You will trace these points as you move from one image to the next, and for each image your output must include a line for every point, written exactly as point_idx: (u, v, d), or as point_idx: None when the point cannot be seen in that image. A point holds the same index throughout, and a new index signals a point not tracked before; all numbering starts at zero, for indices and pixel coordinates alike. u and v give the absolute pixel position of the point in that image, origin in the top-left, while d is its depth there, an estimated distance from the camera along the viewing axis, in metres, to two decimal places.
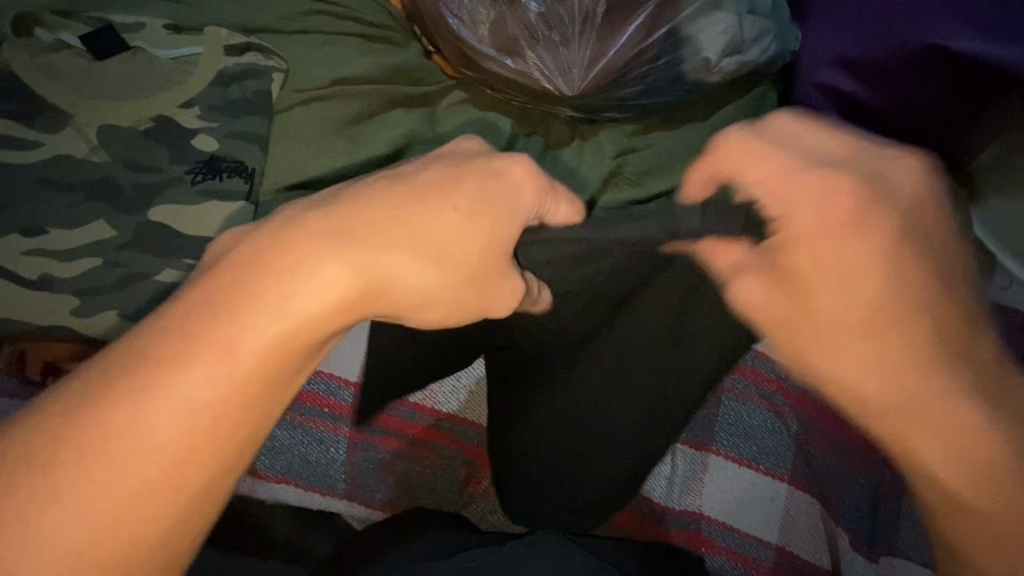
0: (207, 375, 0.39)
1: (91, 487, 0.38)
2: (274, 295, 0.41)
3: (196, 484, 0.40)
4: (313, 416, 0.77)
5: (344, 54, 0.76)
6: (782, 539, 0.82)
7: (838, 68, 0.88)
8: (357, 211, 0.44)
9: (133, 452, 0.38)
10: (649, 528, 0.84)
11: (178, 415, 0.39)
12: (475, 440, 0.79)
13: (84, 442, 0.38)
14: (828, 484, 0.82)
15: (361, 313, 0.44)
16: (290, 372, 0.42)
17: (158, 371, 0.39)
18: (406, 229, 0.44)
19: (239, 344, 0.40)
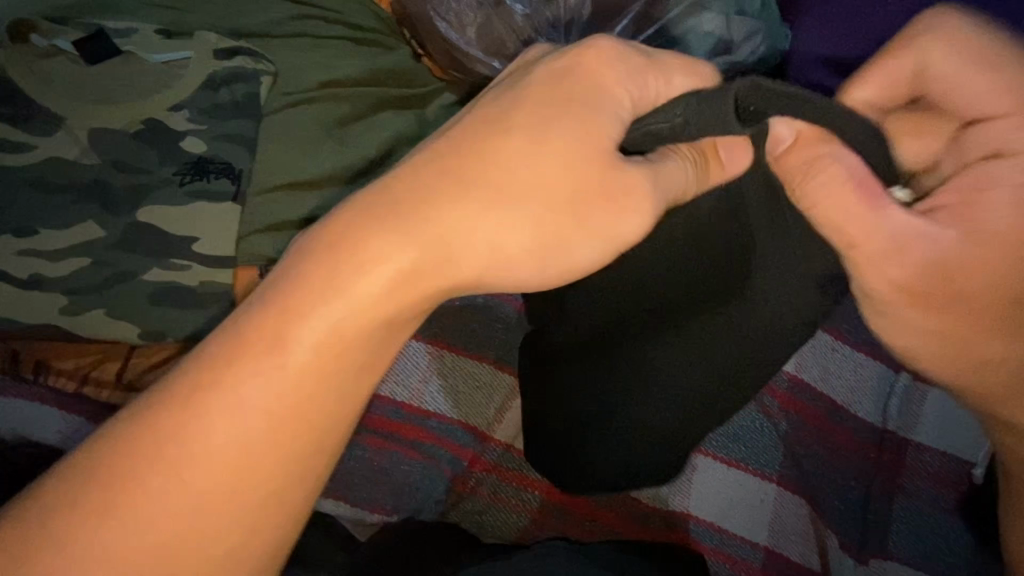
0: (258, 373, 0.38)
1: (159, 492, 0.38)
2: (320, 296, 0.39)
3: (272, 468, 0.39)
4: None
5: (334, 57, 0.77)
6: (772, 540, 0.82)
7: (830, 67, 0.87)
8: (432, 183, 0.40)
9: (194, 468, 0.38)
10: (638, 530, 0.83)
11: (245, 414, 0.39)
12: (461, 439, 0.80)
13: (147, 441, 0.38)
14: (811, 480, 0.83)
15: (423, 292, 0.41)
16: (349, 364, 0.40)
17: (222, 371, 0.38)
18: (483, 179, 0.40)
19: (298, 339, 0.39)
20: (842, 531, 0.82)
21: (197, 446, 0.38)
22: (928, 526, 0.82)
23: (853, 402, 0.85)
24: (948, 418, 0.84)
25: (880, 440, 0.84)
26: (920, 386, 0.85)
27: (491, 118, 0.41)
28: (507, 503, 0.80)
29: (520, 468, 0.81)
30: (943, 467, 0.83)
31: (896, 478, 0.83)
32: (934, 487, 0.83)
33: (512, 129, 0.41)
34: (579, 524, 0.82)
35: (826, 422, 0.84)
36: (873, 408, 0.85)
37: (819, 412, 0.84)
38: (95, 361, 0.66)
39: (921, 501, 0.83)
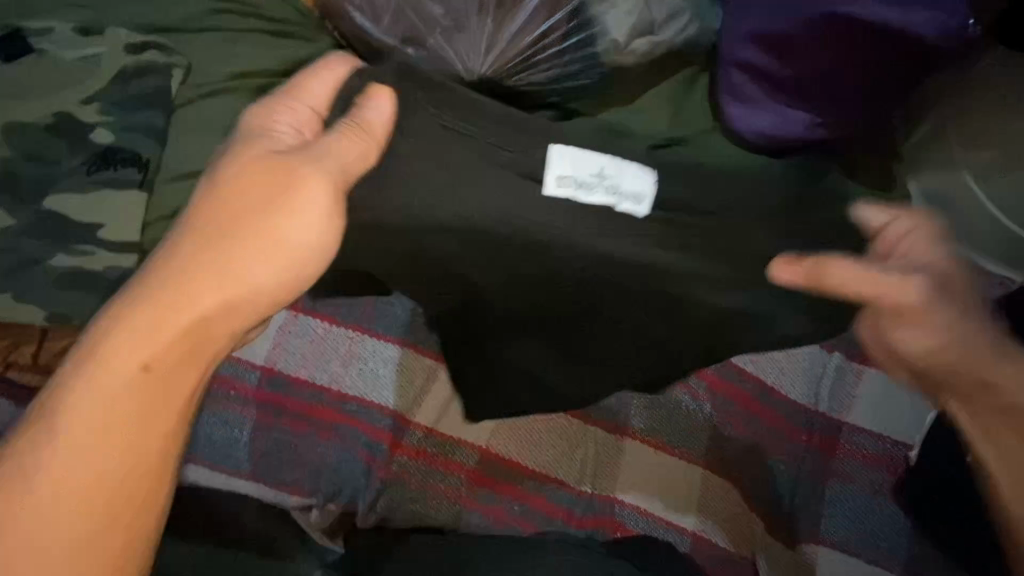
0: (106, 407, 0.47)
1: (55, 487, 0.46)
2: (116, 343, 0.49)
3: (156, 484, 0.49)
4: (220, 399, 0.79)
5: (246, 48, 0.79)
6: (698, 525, 0.80)
7: (755, 43, 0.83)
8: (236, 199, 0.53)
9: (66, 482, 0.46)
10: (564, 515, 0.81)
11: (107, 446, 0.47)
12: (381, 422, 0.80)
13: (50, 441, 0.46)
14: (740, 463, 0.82)
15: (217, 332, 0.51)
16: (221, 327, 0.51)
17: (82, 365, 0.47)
18: (260, 184, 0.54)
19: (108, 382, 0.47)
20: (773, 516, 0.81)
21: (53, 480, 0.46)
22: (863, 509, 0.80)
23: (784, 384, 0.83)
24: (886, 397, 0.82)
25: (810, 423, 0.82)
26: (854, 366, 0.82)
27: (218, 197, 0.53)
28: (430, 488, 0.80)
29: (442, 451, 0.81)
30: (876, 448, 0.81)
31: (829, 459, 0.82)
32: (868, 468, 0.81)
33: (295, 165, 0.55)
34: (504, 509, 0.81)
35: (753, 403, 0.83)
36: (804, 390, 0.83)
37: (746, 392, 0.83)
38: (10, 345, 0.69)
39: (854, 482, 0.81)
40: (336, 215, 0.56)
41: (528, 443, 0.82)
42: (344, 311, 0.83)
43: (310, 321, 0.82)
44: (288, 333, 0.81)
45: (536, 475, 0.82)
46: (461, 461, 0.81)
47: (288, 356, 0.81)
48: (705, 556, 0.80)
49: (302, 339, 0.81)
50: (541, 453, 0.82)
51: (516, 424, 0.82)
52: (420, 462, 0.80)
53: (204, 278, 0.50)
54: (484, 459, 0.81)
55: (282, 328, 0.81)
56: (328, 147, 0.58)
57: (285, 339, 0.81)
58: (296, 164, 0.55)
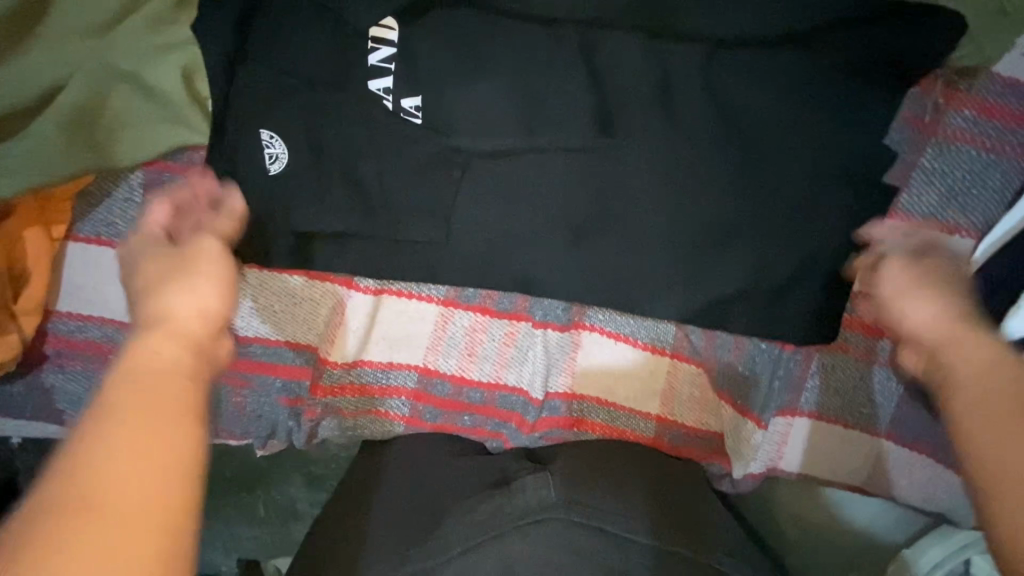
0: (222, 299, 0.47)
1: (119, 437, 0.35)
2: (173, 286, 0.46)
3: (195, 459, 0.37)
4: (97, 364, 0.66)
5: None
6: (663, 411, 0.78)
7: None
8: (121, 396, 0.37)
9: (100, 500, 0.33)
10: (519, 419, 0.77)
11: (146, 438, 0.36)
12: (295, 361, 0.73)
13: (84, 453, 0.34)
14: (703, 358, 0.75)
15: (118, 394, 0.37)
16: (169, 419, 0.38)
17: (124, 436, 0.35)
18: (121, 398, 0.37)
19: None
20: (724, 385, 0.76)
21: (74, 465, 0.34)
22: (851, 382, 0.74)
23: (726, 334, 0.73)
24: None
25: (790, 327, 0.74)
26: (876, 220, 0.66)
27: (116, 412, 0.36)
28: (351, 423, 0.76)
29: (410, 411, 0.77)
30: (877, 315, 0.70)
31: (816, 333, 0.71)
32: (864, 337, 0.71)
33: (167, 312, 0.43)
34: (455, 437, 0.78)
35: (704, 348, 0.75)
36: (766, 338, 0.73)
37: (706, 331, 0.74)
38: None
39: (843, 354, 0.73)
40: (222, 292, 0.47)
41: (471, 354, 0.75)
42: None
43: None
44: None
45: (481, 385, 0.76)
46: (394, 410, 0.77)
47: None
48: (668, 437, 0.79)
49: None
50: (486, 362, 0.75)
51: (455, 324, 0.74)
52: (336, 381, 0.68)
53: (135, 454, 0.35)
54: (417, 404, 0.77)
55: None
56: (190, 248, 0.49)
57: None
58: (160, 302, 0.45)
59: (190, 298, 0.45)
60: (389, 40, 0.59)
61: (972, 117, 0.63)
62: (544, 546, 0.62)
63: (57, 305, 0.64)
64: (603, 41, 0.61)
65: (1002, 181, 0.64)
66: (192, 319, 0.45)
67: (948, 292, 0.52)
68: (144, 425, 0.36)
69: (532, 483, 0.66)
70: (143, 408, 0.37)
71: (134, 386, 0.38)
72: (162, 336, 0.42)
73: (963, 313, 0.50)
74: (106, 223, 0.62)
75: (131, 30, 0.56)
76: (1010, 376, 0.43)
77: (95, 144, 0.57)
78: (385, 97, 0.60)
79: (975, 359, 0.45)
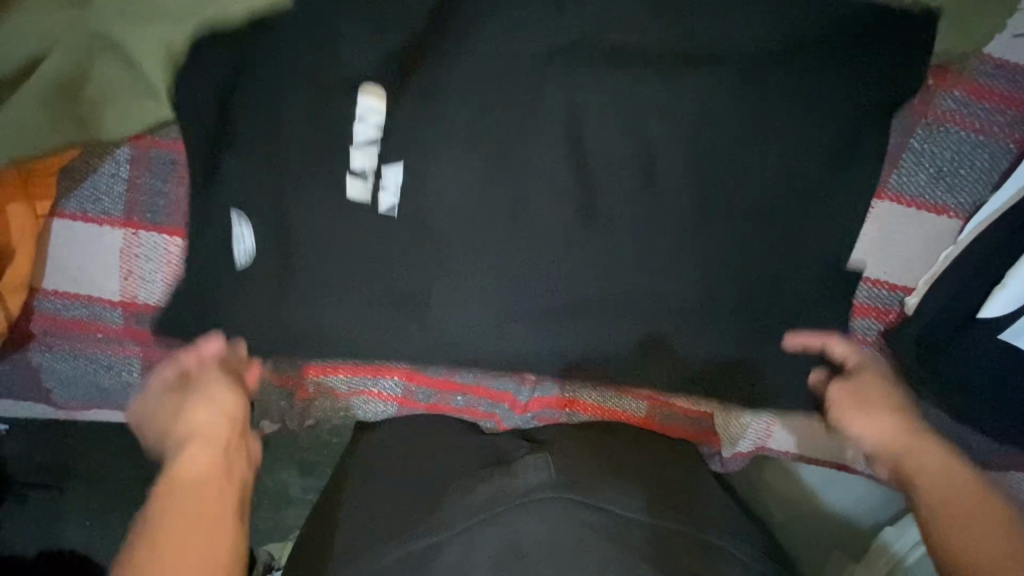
0: (232, 412, 0.57)
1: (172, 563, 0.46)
2: (190, 407, 0.57)
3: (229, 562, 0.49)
4: (87, 343, 0.65)
5: None
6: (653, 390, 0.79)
7: None
8: (186, 506, 0.50)
9: None
10: (514, 399, 0.78)
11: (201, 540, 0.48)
12: None
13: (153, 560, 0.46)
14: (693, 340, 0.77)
15: (200, 489, 0.51)
16: (222, 522, 0.50)
17: (180, 549, 0.47)
18: (185, 516, 0.49)
19: None
20: None
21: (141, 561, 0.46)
22: None
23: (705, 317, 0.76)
24: (901, 236, 0.67)
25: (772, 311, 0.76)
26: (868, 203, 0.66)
27: (164, 526, 0.48)
28: (342, 405, 0.78)
29: (402, 391, 0.78)
30: (875, 299, 0.69)
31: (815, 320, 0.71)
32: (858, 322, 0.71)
33: (196, 416, 0.56)
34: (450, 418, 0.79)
35: None
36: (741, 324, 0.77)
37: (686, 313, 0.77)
38: None
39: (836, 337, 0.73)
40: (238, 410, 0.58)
41: None
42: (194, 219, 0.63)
43: (156, 237, 0.63)
44: (134, 258, 0.63)
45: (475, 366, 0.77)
46: (388, 391, 0.78)
47: (146, 286, 0.64)
48: (660, 417, 0.80)
49: (154, 261, 0.64)
50: None
51: None
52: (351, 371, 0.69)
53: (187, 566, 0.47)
54: (410, 385, 0.78)
55: (125, 252, 0.63)
56: (207, 379, 0.60)
57: (133, 266, 0.64)
58: (185, 431, 0.55)
59: (210, 421, 0.56)
60: (378, 16, 0.58)
61: (963, 99, 0.64)
62: (546, 521, 0.61)
63: (43, 283, 0.63)
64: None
65: (990, 161, 0.65)
66: (209, 443, 0.55)
67: (894, 413, 0.61)
68: (195, 534, 0.49)
69: (532, 466, 0.65)
70: (193, 516, 0.49)
71: (192, 478, 0.52)
72: (200, 451, 0.54)
73: (914, 429, 0.60)
74: (93, 199, 0.61)
75: (112, 1, 0.55)
76: (942, 481, 0.56)
77: (78, 117, 0.56)
78: (366, 170, 0.60)
79: (930, 466, 0.57)
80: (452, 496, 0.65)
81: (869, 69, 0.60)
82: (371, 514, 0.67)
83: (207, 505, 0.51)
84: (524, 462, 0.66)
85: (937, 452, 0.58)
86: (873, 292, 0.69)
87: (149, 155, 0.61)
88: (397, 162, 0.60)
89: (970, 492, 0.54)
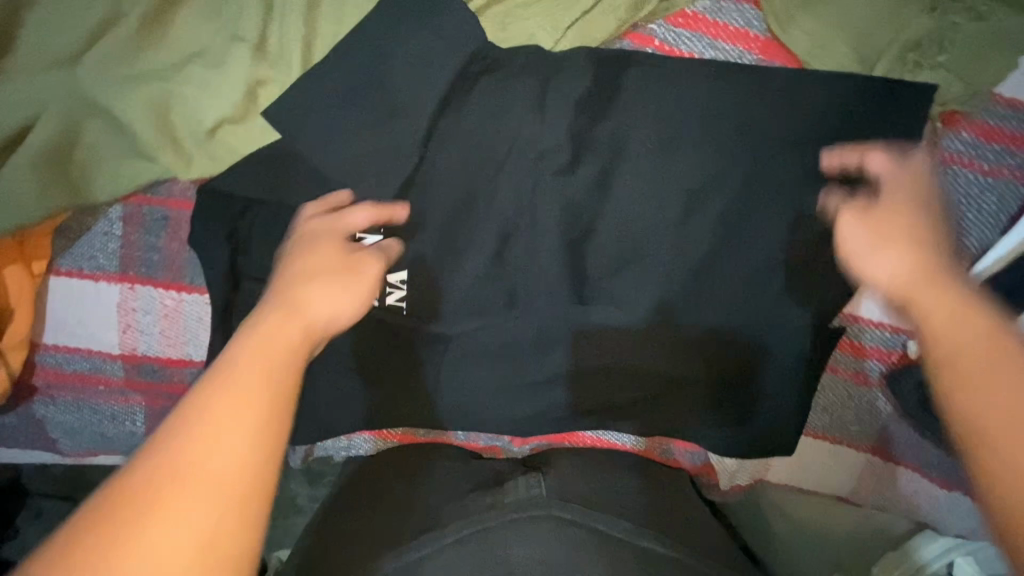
0: (351, 309, 0.51)
1: (194, 443, 0.39)
2: (299, 279, 0.51)
3: (243, 472, 0.39)
4: (88, 394, 0.66)
5: None
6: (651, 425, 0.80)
7: None
8: (234, 386, 0.42)
9: (201, 483, 0.38)
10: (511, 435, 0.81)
11: (250, 397, 0.41)
12: None
13: (198, 419, 0.40)
14: None
15: (280, 360, 0.45)
16: (281, 416, 0.42)
17: (225, 412, 0.40)
18: (258, 370, 0.43)
19: None
20: None
21: (182, 420, 0.40)
22: (842, 401, 0.74)
23: None
24: None
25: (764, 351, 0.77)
26: None
27: (231, 392, 0.41)
28: (344, 441, 0.81)
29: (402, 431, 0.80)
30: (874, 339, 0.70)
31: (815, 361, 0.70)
32: (856, 362, 0.71)
33: (309, 288, 0.50)
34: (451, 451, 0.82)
35: None
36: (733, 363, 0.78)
37: None
38: None
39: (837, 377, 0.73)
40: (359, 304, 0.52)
41: None
42: (188, 272, 0.63)
43: (153, 292, 0.63)
44: (132, 312, 0.64)
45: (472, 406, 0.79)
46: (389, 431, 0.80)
47: (145, 339, 0.65)
48: (658, 449, 0.81)
49: (152, 315, 0.64)
50: None
51: None
52: (354, 411, 0.71)
53: (208, 452, 0.39)
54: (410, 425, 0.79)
55: (122, 307, 0.63)
56: (320, 245, 0.54)
57: (132, 320, 0.64)
58: (311, 311, 0.49)
59: (335, 307, 0.50)
60: (375, 72, 0.59)
61: (972, 141, 0.62)
62: (538, 542, 0.61)
63: (44, 339, 0.63)
64: (583, 75, 0.61)
65: (999, 205, 0.63)
66: (310, 331, 0.49)
67: (915, 241, 0.51)
68: (263, 410, 0.41)
69: (527, 485, 0.67)
70: (255, 388, 0.42)
71: (261, 348, 0.45)
72: (292, 321, 0.48)
73: (932, 264, 0.49)
74: (89, 257, 0.61)
75: (97, 62, 0.54)
76: (963, 320, 0.45)
77: (70, 180, 0.56)
78: None
79: (946, 289, 0.47)
80: (449, 508, 0.67)
81: (860, 123, 0.60)
82: (362, 536, 0.67)
83: (276, 376, 0.43)
84: (518, 481, 0.68)
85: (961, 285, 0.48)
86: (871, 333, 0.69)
87: (143, 212, 0.61)
88: (403, 270, 0.66)
89: (987, 334, 0.44)
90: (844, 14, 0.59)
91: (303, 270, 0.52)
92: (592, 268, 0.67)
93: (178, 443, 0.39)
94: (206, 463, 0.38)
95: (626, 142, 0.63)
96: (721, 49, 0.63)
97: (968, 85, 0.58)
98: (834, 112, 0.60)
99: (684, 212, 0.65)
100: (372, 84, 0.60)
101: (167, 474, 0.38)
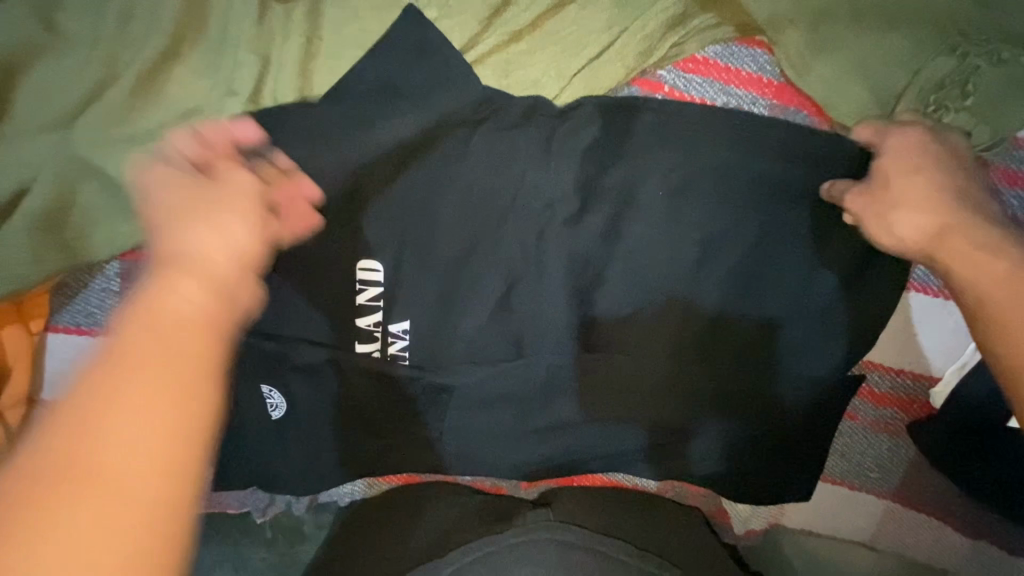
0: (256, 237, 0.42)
1: (89, 438, 0.29)
2: (196, 216, 0.40)
3: (174, 464, 0.31)
4: None
5: None
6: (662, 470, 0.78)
7: None
8: (129, 353, 0.32)
9: (102, 487, 0.29)
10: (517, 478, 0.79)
11: (160, 380, 0.32)
12: None
13: (81, 408, 0.30)
14: None
15: (180, 324, 0.34)
16: (204, 393, 0.33)
17: (112, 401, 0.30)
18: (152, 338, 0.33)
19: None
20: None
21: (82, 420, 0.30)
22: (863, 448, 0.71)
23: None
24: (926, 327, 0.65)
25: None
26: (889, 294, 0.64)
27: (118, 361, 0.32)
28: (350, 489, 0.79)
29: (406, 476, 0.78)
30: (894, 387, 0.67)
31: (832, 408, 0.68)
32: (877, 409, 0.69)
33: (194, 226, 0.40)
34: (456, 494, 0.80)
35: None
36: None
37: None
38: None
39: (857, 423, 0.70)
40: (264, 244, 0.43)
41: None
42: None
43: None
44: None
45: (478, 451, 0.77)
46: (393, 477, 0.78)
47: None
48: (670, 493, 0.79)
49: None
50: None
51: None
52: (357, 463, 0.69)
53: (126, 452, 0.30)
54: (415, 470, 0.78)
55: None
56: (231, 181, 0.44)
57: None
58: (193, 246, 0.39)
59: (230, 236, 0.40)
60: (377, 124, 0.58)
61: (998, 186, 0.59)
62: (534, 564, 0.63)
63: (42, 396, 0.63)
64: (589, 122, 0.60)
65: None
66: (214, 267, 0.38)
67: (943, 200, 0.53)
68: (175, 397, 0.32)
69: (533, 516, 0.69)
70: (165, 364, 0.32)
71: (168, 313, 0.34)
72: (200, 283, 0.37)
73: (962, 219, 0.51)
74: (85, 314, 0.60)
75: (91, 124, 0.53)
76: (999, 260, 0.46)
77: (66, 239, 0.55)
78: (376, 330, 0.64)
79: (978, 256, 0.48)
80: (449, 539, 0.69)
81: None
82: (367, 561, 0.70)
83: (188, 345, 0.34)
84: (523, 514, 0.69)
85: (983, 234, 0.49)
86: (892, 381, 0.67)
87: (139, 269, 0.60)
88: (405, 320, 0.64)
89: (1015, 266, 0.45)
90: (862, 59, 0.56)
91: (183, 207, 0.41)
92: (601, 316, 0.65)
93: (85, 440, 0.29)
94: (107, 469, 0.29)
95: (634, 189, 0.61)
96: (730, 94, 0.61)
97: (993, 130, 0.56)
98: (843, 160, 0.59)
99: (696, 258, 0.62)
100: (371, 135, 0.58)
101: (68, 483, 0.28)
